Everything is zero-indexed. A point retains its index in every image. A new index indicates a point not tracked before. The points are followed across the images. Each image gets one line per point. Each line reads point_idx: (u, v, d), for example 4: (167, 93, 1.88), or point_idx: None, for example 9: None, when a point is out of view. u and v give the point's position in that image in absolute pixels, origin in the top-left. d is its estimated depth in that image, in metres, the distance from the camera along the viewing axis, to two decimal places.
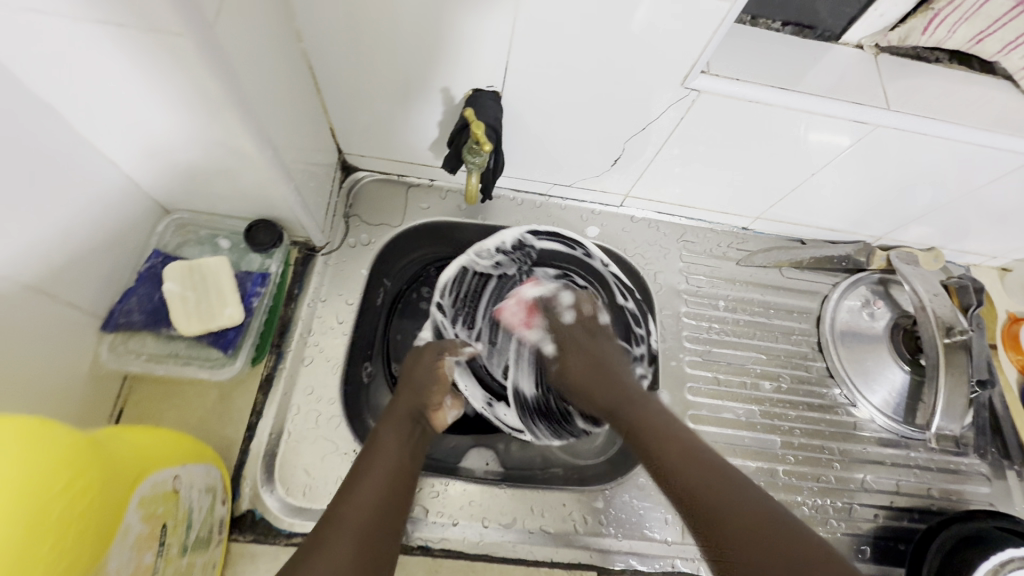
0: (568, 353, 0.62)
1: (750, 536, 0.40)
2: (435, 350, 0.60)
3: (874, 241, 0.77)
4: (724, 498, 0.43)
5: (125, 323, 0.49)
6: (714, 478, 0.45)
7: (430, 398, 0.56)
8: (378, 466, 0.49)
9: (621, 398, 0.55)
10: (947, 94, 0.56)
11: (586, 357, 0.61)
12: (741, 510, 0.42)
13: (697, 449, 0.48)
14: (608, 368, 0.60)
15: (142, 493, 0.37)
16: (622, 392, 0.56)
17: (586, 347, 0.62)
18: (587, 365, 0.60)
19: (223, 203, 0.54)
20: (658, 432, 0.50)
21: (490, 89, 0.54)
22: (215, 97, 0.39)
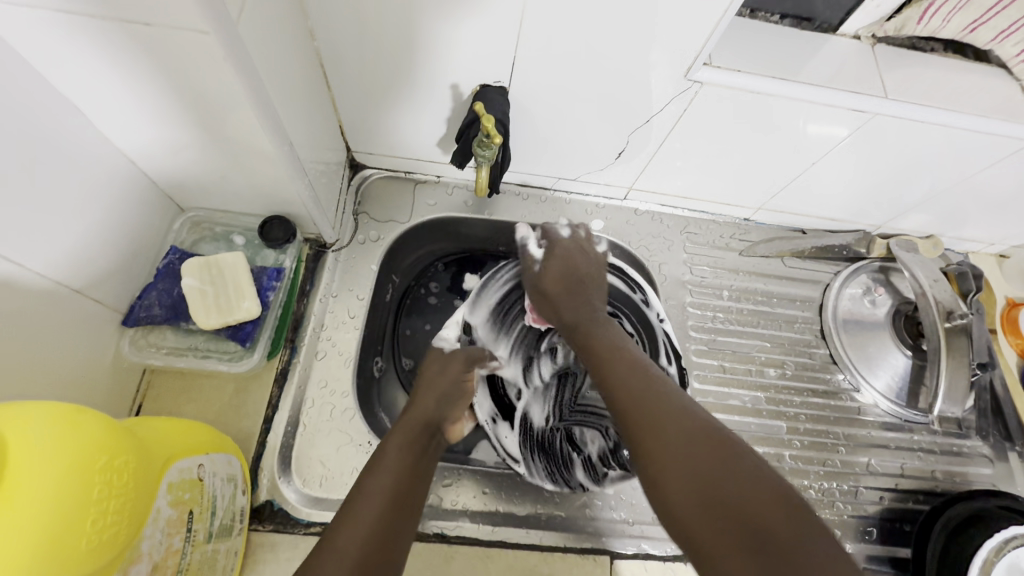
0: (552, 257, 0.63)
1: (673, 444, 0.41)
2: (463, 358, 0.59)
3: (874, 230, 0.79)
4: (656, 410, 0.44)
5: (146, 317, 0.50)
6: (652, 394, 0.46)
7: (446, 411, 0.55)
8: (384, 464, 0.46)
9: (580, 313, 0.57)
10: (944, 82, 0.58)
11: (560, 272, 0.61)
12: (672, 421, 0.43)
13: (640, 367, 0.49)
14: (578, 277, 0.61)
15: (171, 478, 0.38)
16: (581, 304, 0.58)
17: (569, 262, 0.62)
18: (562, 276, 0.61)
19: (237, 200, 0.55)
20: (606, 347, 0.53)
21: (496, 84, 0.56)
22: (235, 94, 0.40)
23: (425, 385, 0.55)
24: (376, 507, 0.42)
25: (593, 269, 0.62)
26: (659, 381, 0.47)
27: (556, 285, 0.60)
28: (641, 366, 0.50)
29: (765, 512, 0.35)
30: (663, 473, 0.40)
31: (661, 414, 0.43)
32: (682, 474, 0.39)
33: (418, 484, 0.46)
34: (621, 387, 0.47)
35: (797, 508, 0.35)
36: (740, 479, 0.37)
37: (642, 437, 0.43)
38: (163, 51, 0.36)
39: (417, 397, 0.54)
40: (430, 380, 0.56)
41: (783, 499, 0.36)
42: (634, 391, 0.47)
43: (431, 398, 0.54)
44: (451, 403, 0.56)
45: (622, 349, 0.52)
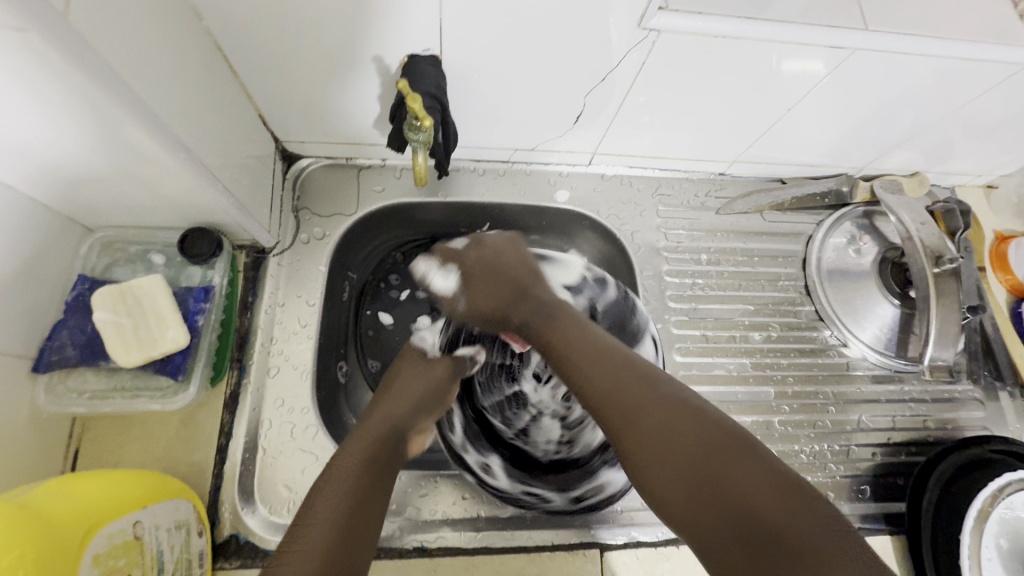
0: (480, 279, 0.57)
1: (655, 432, 0.38)
2: (445, 365, 0.57)
3: (857, 172, 0.74)
4: (621, 393, 0.41)
5: (59, 360, 0.45)
6: (617, 376, 0.42)
7: (421, 415, 0.53)
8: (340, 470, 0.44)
9: (527, 309, 0.53)
10: (928, 6, 0.51)
11: (486, 274, 0.57)
12: (644, 405, 0.40)
13: (607, 350, 0.45)
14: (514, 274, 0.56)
15: (95, 550, 0.35)
16: (516, 296, 0.55)
17: (516, 253, 0.58)
18: (487, 293, 0.56)
19: (150, 215, 0.49)
20: (573, 335, 0.48)
21: (426, 53, 0.48)
22: (95, 99, 0.33)
23: (394, 392, 0.53)
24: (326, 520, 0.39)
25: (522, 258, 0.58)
26: (622, 362, 0.44)
27: (487, 303, 0.56)
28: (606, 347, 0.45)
29: (762, 499, 0.33)
30: (653, 472, 0.37)
31: (634, 401, 0.40)
32: (676, 470, 0.36)
33: (377, 491, 0.44)
34: (589, 382, 0.43)
35: (793, 481, 0.34)
36: (728, 459, 0.35)
37: (626, 425, 0.40)
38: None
39: (380, 405, 0.52)
40: (396, 391, 0.53)
41: (780, 483, 0.34)
42: (601, 380, 0.43)
43: (403, 405, 0.52)
44: (423, 411, 0.53)
45: (589, 333, 0.48)
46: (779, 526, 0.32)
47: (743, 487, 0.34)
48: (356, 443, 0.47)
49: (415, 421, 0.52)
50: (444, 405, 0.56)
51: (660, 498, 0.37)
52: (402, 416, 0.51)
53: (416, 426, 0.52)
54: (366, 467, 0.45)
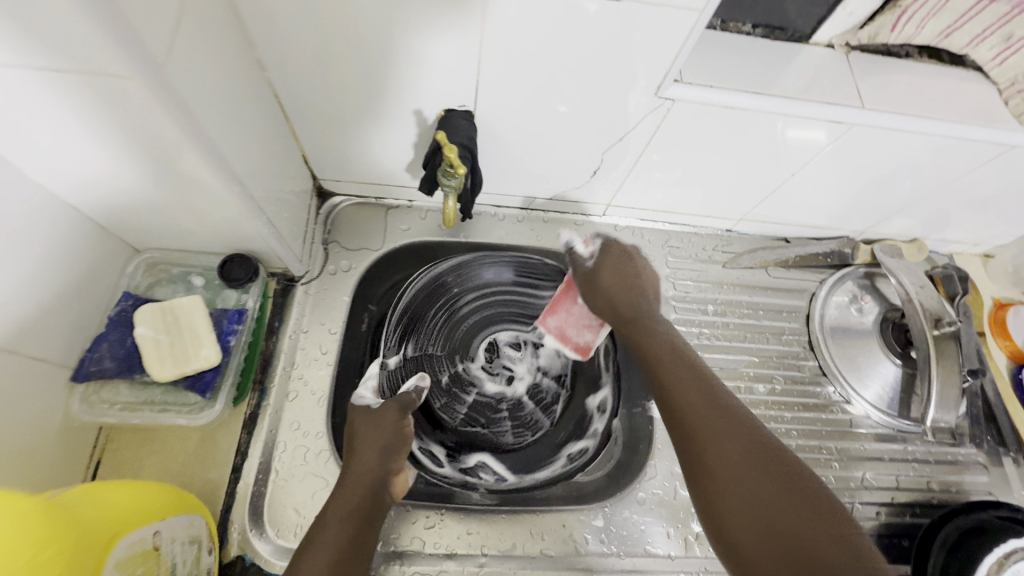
0: (601, 269, 0.55)
1: (742, 473, 0.39)
2: (396, 408, 0.54)
3: (857, 236, 0.77)
4: (718, 430, 0.41)
5: (97, 371, 0.47)
6: (711, 410, 0.43)
7: (391, 460, 0.52)
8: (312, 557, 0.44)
9: (625, 325, 0.52)
10: (920, 88, 0.56)
11: (614, 274, 0.54)
12: (735, 442, 0.41)
13: (717, 406, 0.43)
14: (629, 283, 0.54)
15: (117, 556, 0.36)
16: (636, 310, 0.53)
17: (624, 283, 0.54)
18: (616, 284, 0.54)
19: (196, 240, 0.52)
20: (669, 359, 0.48)
21: (461, 108, 0.53)
22: (173, 135, 0.37)
23: (361, 443, 0.52)
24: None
25: (646, 281, 0.55)
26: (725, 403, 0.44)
27: (607, 309, 0.54)
28: (700, 373, 0.46)
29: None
30: (734, 500, 0.38)
31: (730, 440, 0.41)
32: (759, 522, 0.37)
33: (357, 561, 0.46)
34: (685, 400, 0.44)
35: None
36: (810, 535, 0.35)
37: (708, 457, 0.41)
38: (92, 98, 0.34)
39: (354, 463, 0.51)
40: (361, 440, 0.52)
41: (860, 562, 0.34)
42: (699, 406, 0.43)
43: (370, 457, 0.51)
44: (392, 454, 0.52)
45: (685, 357, 0.48)
46: None
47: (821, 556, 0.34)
48: (334, 516, 0.47)
49: (385, 472, 0.51)
50: (409, 443, 0.54)
51: (729, 527, 0.38)
52: (373, 469, 0.51)
53: (390, 470, 0.51)
54: (340, 552, 0.45)
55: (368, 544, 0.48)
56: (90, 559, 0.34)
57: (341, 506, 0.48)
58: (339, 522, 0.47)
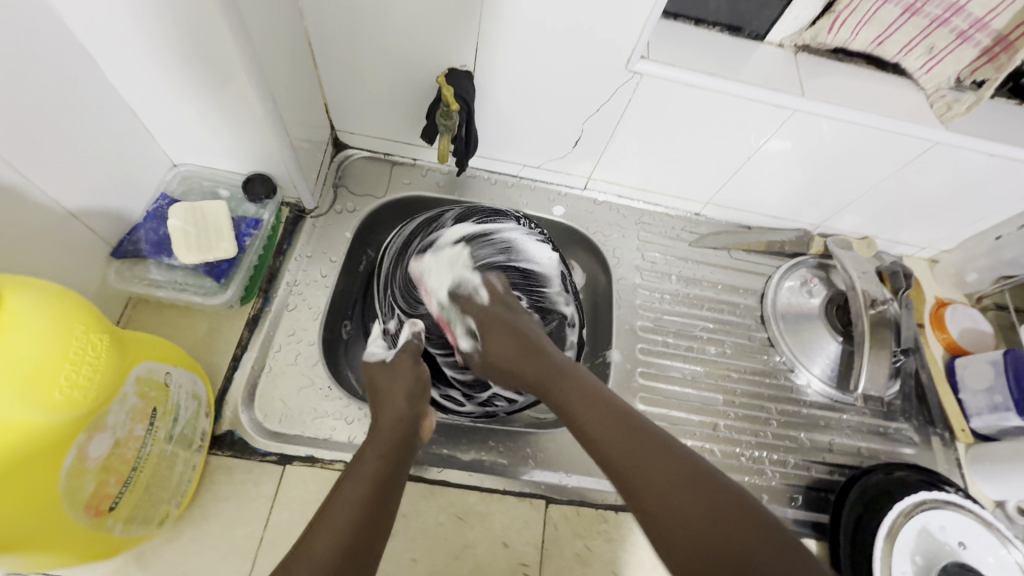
0: (489, 333, 0.59)
1: (673, 496, 0.41)
2: (411, 356, 0.60)
3: (814, 230, 0.85)
4: (637, 462, 0.44)
5: (133, 251, 0.56)
6: (620, 438, 0.47)
7: (416, 403, 0.57)
8: (346, 493, 0.46)
9: (539, 367, 0.55)
10: (857, 88, 0.65)
11: (502, 337, 0.59)
12: (662, 472, 0.43)
13: (622, 416, 0.48)
14: (528, 342, 0.58)
15: (140, 373, 0.43)
16: (548, 365, 0.55)
17: (521, 332, 0.59)
18: (504, 345, 0.58)
19: (226, 159, 0.62)
20: (578, 391, 0.52)
21: (463, 69, 0.63)
22: (223, 47, 0.46)
23: (385, 393, 0.57)
24: (350, 512, 0.44)
25: (526, 323, 0.61)
26: (627, 416, 0.49)
27: (509, 350, 0.58)
28: (617, 409, 0.49)
29: (752, 553, 0.37)
30: (677, 525, 0.40)
31: (644, 466, 0.44)
32: (690, 525, 0.40)
33: (392, 489, 0.49)
34: (607, 446, 0.47)
35: (779, 540, 0.38)
36: (727, 528, 0.39)
37: (641, 491, 0.43)
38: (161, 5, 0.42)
39: (384, 411, 0.55)
40: (384, 391, 0.57)
41: (777, 540, 0.38)
42: (615, 446, 0.46)
43: (396, 404, 0.55)
44: (417, 400, 0.57)
45: (591, 387, 0.52)
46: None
47: (735, 545, 0.38)
48: (371, 454, 0.50)
49: (413, 417, 0.55)
50: (427, 391, 0.59)
51: (673, 545, 0.40)
52: (402, 415, 0.54)
53: (417, 415, 0.56)
54: (376, 487, 0.47)
55: (402, 475, 0.51)
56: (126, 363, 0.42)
57: (374, 446, 0.51)
58: (374, 460, 0.50)
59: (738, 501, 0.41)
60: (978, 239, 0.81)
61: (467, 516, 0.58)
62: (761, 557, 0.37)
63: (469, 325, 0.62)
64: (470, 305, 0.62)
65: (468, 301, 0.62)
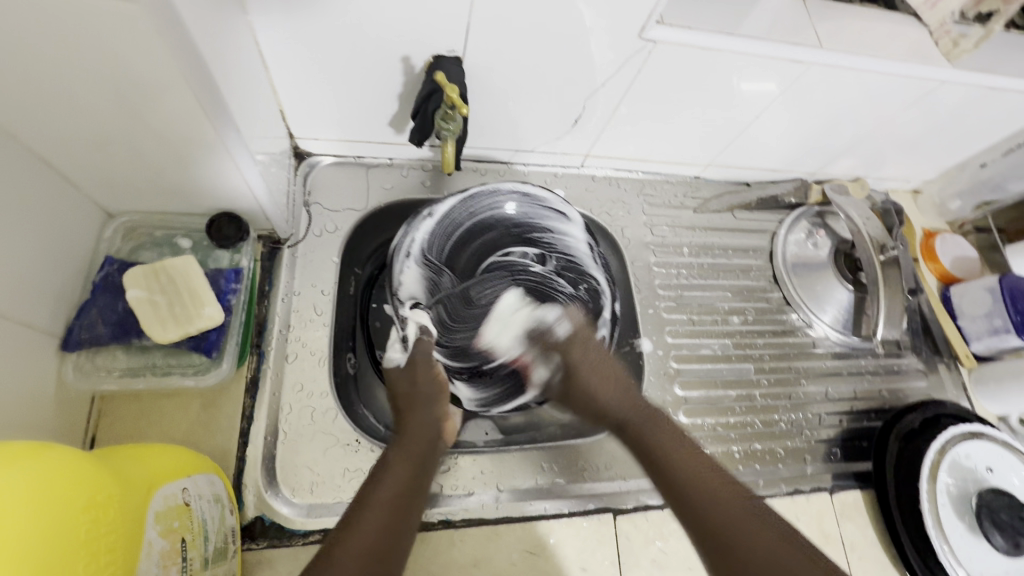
0: (578, 366, 0.59)
1: (759, 543, 0.45)
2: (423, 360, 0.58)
3: (810, 177, 0.84)
4: (721, 504, 0.48)
5: (90, 338, 0.46)
6: (710, 478, 0.50)
7: (435, 403, 0.57)
8: (374, 500, 0.47)
9: (630, 411, 0.57)
10: (866, 31, 0.62)
11: (603, 372, 0.59)
12: (730, 502, 0.48)
13: (716, 471, 0.51)
14: (622, 379, 0.59)
15: (157, 507, 0.35)
16: (641, 406, 0.58)
17: (591, 355, 0.60)
18: (607, 386, 0.59)
19: (178, 202, 0.51)
20: (676, 439, 0.55)
21: (451, 54, 0.53)
22: (167, 64, 0.36)
23: (406, 395, 0.56)
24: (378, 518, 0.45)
25: (599, 356, 0.60)
26: (714, 468, 0.52)
27: (598, 391, 0.58)
28: (706, 458, 0.53)
29: None
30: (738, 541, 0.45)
31: (728, 512, 0.47)
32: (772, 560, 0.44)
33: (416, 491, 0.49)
34: (677, 470, 0.52)
35: None
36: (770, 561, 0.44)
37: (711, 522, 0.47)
38: (72, 18, 0.32)
39: (410, 418, 0.55)
40: (408, 394, 0.56)
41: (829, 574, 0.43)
42: (689, 471, 0.51)
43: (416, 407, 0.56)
44: (436, 405, 0.57)
45: (685, 439, 0.55)
46: None
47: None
48: (395, 459, 0.51)
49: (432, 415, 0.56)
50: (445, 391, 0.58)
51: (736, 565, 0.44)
52: (424, 420, 0.55)
53: (438, 417, 0.56)
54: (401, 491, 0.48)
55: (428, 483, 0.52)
56: (139, 502, 0.34)
57: (400, 450, 0.52)
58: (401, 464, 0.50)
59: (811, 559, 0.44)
60: (961, 168, 0.83)
61: (538, 548, 0.54)
62: (801, 564, 0.44)
63: (557, 363, 0.60)
64: (548, 338, 0.61)
65: (547, 338, 0.61)
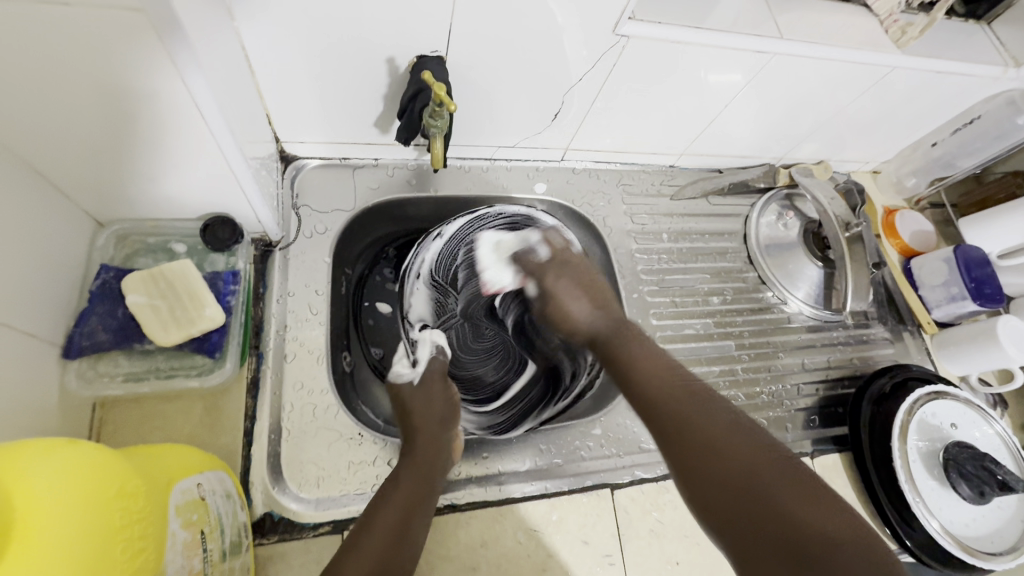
0: (557, 288, 0.58)
1: (719, 443, 0.42)
2: (438, 379, 0.61)
3: (777, 162, 0.88)
4: (699, 419, 0.44)
5: (91, 345, 0.47)
6: (679, 395, 0.46)
7: (448, 422, 0.57)
8: (380, 519, 0.46)
9: (604, 327, 0.55)
10: (823, 21, 0.66)
11: (576, 283, 0.59)
12: (704, 417, 0.44)
13: (691, 390, 0.47)
14: (595, 287, 0.59)
15: (176, 501, 0.36)
16: (621, 326, 0.55)
17: (571, 278, 0.59)
18: (573, 303, 0.58)
19: (171, 207, 0.52)
20: (659, 364, 0.50)
21: (434, 54, 0.55)
22: (165, 75, 0.37)
23: (420, 412, 0.57)
24: (384, 538, 0.45)
25: (581, 272, 0.60)
26: (682, 379, 0.48)
27: (598, 321, 0.56)
28: (665, 364, 0.50)
29: (837, 540, 0.36)
30: (761, 485, 0.39)
31: (697, 425, 0.44)
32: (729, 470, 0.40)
33: (425, 511, 0.49)
34: (644, 383, 0.48)
35: (821, 494, 0.39)
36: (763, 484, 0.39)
37: (682, 441, 0.43)
38: (74, 32, 0.33)
39: (421, 433, 0.55)
40: (421, 414, 0.57)
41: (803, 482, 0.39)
42: (657, 389, 0.47)
43: (432, 424, 0.56)
44: (449, 428, 0.57)
45: (656, 356, 0.51)
46: (824, 534, 0.36)
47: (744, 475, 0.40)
48: (405, 479, 0.51)
49: (444, 434, 0.56)
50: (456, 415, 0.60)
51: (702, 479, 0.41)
52: (438, 438, 0.55)
53: (451, 437, 0.57)
54: (408, 510, 0.48)
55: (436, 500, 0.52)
56: (159, 496, 0.35)
57: (411, 470, 0.51)
58: (410, 484, 0.50)
59: (790, 463, 0.41)
60: (915, 147, 0.89)
61: (542, 526, 0.56)
62: (781, 486, 0.39)
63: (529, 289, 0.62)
64: (530, 263, 0.61)
65: (533, 266, 0.60)
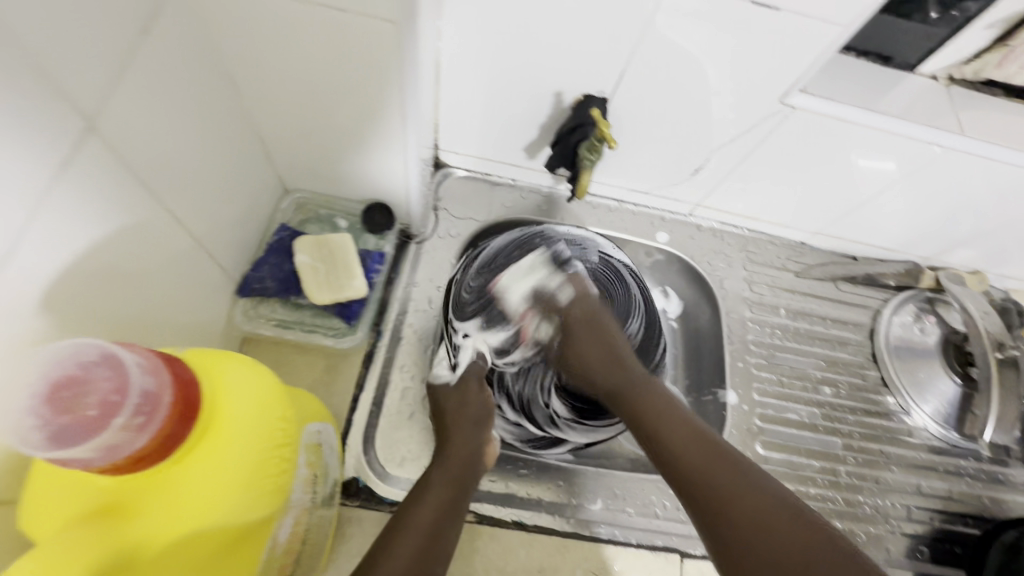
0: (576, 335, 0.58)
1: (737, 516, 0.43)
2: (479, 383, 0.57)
3: (923, 262, 0.82)
4: (698, 461, 0.46)
5: (259, 289, 0.57)
6: (706, 459, 0.46)
7: (483, 428, 0.54)
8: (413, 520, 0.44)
9: (620, 376, 0.55)
10: (1012, 125, 0.61)
11: (590, 337, 0.58)
12: (724, 473, 0.45)
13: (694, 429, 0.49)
14: (612, 343, 0.57)
15: (304, 440, 0.41)
16: (622, 367, 0.56)
17: (595, 320, 0.59)
18: (599, 351, 0.57)
19: (344, 187, 0.60)
20: (661, 404, 0.52)
21: (599, 95, 0.59)
22: (384, 79, 0.44)
23: (455, 416, 0.54)
24: (417, 541, 0.42)
25: (606, 325, 0.58)
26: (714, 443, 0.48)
27: (599, 355, 0.57)
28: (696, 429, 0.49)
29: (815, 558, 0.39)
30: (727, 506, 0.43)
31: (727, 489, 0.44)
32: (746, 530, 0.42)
33: (456, 513, 0.47)
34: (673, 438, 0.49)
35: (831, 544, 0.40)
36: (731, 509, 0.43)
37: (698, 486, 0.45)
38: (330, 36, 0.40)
39: (454, 436, 0.52)
40: (458, 414, 0.54)
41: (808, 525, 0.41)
42: (680, 440, 0.48)
43: (464, 431, 0.53)
44: (483, 428, 0.54)
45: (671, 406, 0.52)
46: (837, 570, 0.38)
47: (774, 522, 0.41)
48: (439, 482, 0.48)
49: (478, 440, 0.53)
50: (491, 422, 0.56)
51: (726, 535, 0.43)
52: (469, 442, 0.52)
53: (482, 443, 0.53)
54: (441, 511, 0.46)
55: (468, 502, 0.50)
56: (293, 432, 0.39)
57: (443, 473, 0.49)
58: (443, 488, 0.48)
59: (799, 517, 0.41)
60: None
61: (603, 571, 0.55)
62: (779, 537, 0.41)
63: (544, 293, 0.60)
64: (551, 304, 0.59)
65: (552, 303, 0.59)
